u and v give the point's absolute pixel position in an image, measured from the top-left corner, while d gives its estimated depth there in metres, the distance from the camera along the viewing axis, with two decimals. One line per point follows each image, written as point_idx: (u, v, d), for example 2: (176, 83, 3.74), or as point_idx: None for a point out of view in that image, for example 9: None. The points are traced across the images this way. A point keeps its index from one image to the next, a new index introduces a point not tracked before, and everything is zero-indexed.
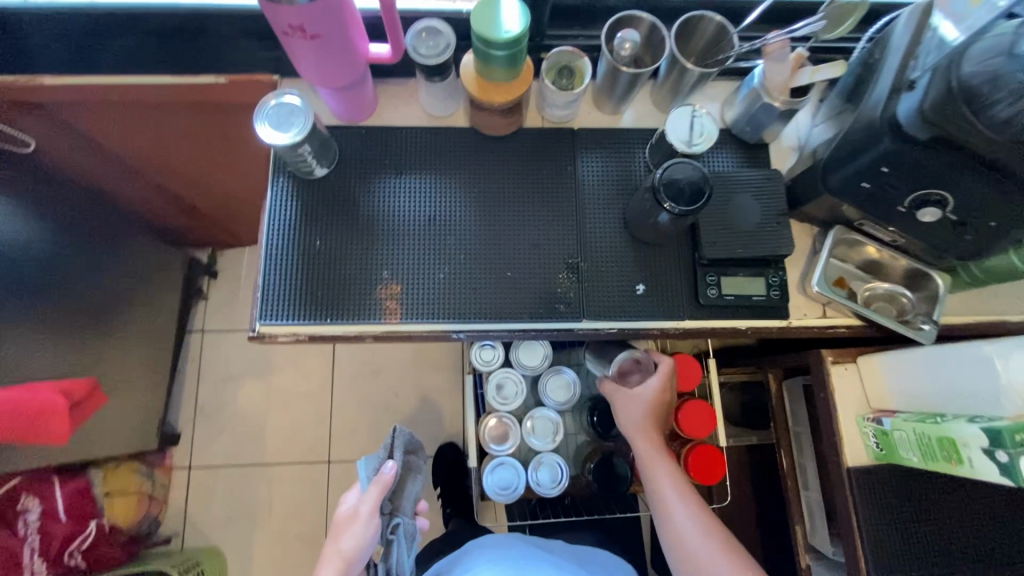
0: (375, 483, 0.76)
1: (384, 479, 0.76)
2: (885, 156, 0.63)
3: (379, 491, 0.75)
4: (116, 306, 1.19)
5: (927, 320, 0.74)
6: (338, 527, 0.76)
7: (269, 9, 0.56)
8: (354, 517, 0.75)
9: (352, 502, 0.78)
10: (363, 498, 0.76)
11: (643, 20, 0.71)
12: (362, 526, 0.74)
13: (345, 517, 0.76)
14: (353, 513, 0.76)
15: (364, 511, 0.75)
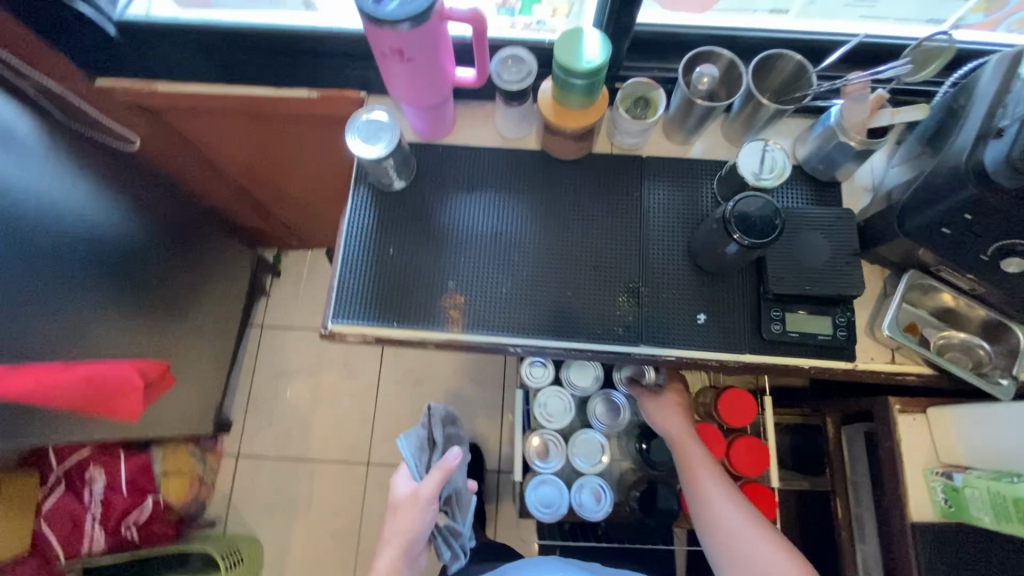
0: (434, 471, 0.85)
1: (444, 465, 0.85)
2: (969, 203, 0.62)
3: (440, 476, 0.84)
4: (192, 295, 1.27)
5: (1007, 375, 0.71)
6: (399, 504, 0.85)
7: (372, 32, 0.61)
8: (415, 498, 0.85)
9: (410, 482, 0.87)
10: (423, 485, 0.85)
11: (722, 56, 0.72)
12: (422, 505, 0.84)
13: (406, 494, 0.86)
14: (412, 494, 0.85)
15: (423, 496, 0.84)
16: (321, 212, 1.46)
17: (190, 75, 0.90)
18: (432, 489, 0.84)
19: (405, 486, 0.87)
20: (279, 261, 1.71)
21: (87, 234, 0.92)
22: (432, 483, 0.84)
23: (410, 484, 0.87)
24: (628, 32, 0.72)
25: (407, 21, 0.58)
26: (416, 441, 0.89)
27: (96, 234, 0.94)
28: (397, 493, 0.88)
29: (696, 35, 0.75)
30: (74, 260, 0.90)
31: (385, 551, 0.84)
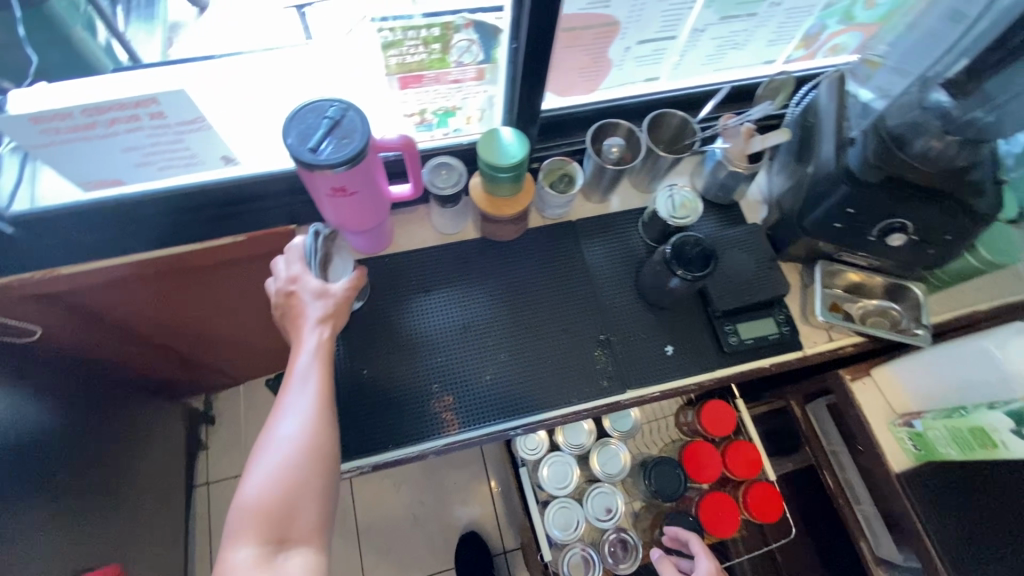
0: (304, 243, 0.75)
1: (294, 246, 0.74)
2: (848, 199, 0.75)
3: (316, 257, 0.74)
4: (127, 478, 1.13)
5: (919, 325, 0.83)
6: (296, 297, 0.71)
7: (310, 178, 0.62)
8: (299, 280, 0.71)
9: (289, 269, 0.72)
10: (292, 260, 0.73)
11: (620, 125, 0.84)
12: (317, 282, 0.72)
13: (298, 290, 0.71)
14: (296, 278, 0.72)
15: (304, 287, 0.71)
16: (250, 346, 1.37)
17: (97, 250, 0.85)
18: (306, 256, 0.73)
19: (315, 335, 0.68)
20: (211, 406, 1.58)
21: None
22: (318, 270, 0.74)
23: (298, 275, 0.72)
24: (535, 121, 0.79)
25: (343, 163, 0.61)
26: (296, 252, 0.73)
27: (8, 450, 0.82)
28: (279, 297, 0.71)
29: (590, 110, 0.85)
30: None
31: (314, 365, 0.66)
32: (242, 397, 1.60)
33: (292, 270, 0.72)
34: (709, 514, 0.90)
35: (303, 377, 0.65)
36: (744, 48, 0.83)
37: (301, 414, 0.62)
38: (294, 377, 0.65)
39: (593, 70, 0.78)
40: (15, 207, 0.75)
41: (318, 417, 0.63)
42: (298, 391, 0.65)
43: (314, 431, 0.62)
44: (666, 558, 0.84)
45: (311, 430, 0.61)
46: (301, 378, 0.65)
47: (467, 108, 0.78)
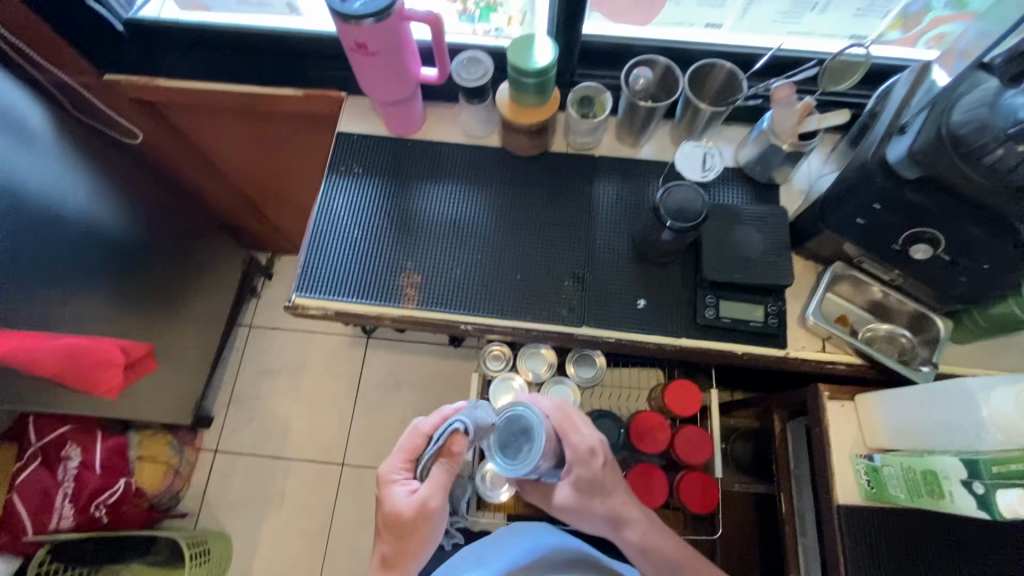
0: (430, 420, 0.76)
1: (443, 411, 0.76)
2: (877, 194, 0.67)
3: (438, 423, 0.75)
4: (184, 285, 1.32)
5: (927, 362, 0.74)
6: (411, 461, 0.75)
7: (341, 28, 0.69)
8: (419, 434, 0.75)
9: (401, 446, 0.76)
10: (411, 429, 0.77)
11: (658, 62, 0.80)
12: (427, 467, 0.73)
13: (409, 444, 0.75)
14: (417, 434, 0.76)
15: (421, 439, 0.76)
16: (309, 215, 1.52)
17: (191, 73, 1.00)
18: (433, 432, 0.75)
19: None
20: (272, 264, 1.77)
21: (80, 218, 0.99)
22: (427, 450, 0.73)
23: (410, 433, 0.77)
24: (577, 42, 0.81)
25: (371, 17, 0.67)
26: (413, 430, 0.77)
27: (89, 220, 1.01)
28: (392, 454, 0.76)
29: (640, 45, 0.83)
30: (69, 241, 0.97)
31: (414, 543, 0.72)
32: None
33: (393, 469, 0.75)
34: (637, 484, 0.89)
35: (399, 524, 0.72)
36: (823, 11, 0.76)
37: (388, 540, 0.74)
38: (384, 515, 0.72)
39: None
40: (144, 14, 0.96)
41: (401, 551, 0.73)
42: (399, 531, 0.72)
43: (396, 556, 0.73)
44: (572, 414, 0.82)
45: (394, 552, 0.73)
46: (405, 523, 0.72)
47: (508, 7, 0.82)
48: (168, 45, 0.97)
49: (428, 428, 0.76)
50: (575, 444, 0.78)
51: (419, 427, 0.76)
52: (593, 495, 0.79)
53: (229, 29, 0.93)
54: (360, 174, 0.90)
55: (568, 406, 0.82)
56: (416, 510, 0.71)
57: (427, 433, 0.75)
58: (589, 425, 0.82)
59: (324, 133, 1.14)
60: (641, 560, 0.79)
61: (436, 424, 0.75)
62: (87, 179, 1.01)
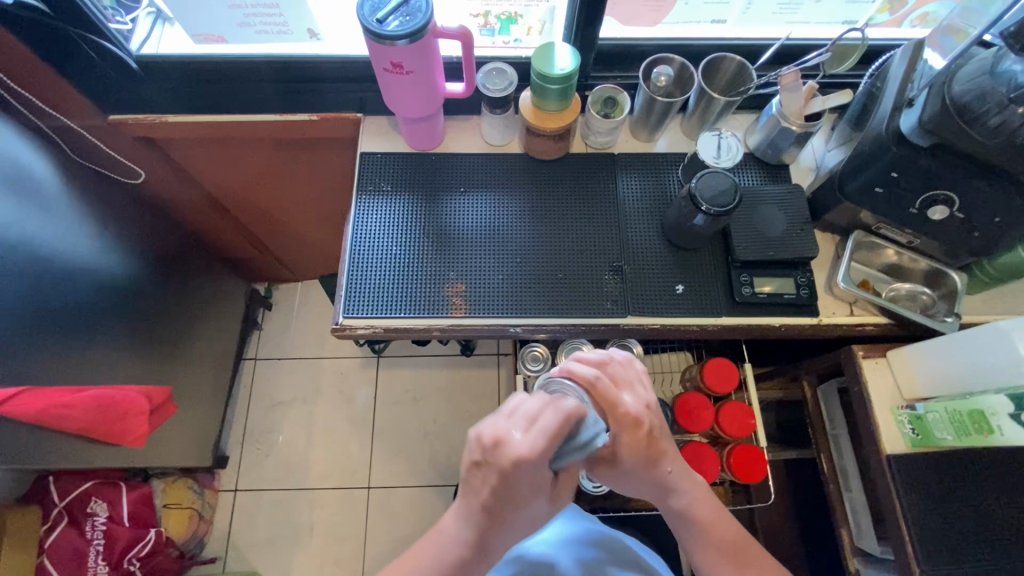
0: (544, 412, 0.55)
1: (561, 406, 0.55)
2: (893, 163, 0.72)
3: (556, 424, 0.54)
4: (192, 322, 1.28)
5: (951, 314, 0.81)
6: (513, 482, 0.54)
7: (375, 49, 0.70)
8: (525, 464, 0.52)
9: (499, 428, 0.55)
10: (517, 419, 0.55)
11: (674, 60, 0.85)
12: (538, 468, 0.54)
13: (509, 452, 0.53)
14: (519, 457, 0.52)
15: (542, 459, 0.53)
16: (310, 241, 1.49)
17: (201, 106, 0.99)
18: (545, 452, 0.53)
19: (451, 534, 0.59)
20: (271, 294, 1.73)
21: (92, 266, 0.97)
22: (552, 452, 0.54)
23: (510, 437, 0.53)
24: (593, 47, 0.85)
25: (405, 38, 0.68)
26: (522, 414, 0.55)
27: (102, 267, 0.99)
28: (482, 437, 0.55)
29: (649, 45, 0.88)
30: (86, 289, 0.95)
31: (510, 523, 0.58)
32: (298, 291, 1.74)
33: (499, 430, 0.55)
34: (689, 460, 0.92)
35: (500, 512, 0.57)
36: (820, 0, 0.82)
37: (471, 523, 0.58)
38: (483, 498, 0.56)
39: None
40: (144, 51, 0.93)
41: (488, 538, 0.58)
42: (494, 521, 0.57)
43: (478, 544, 0.58)
44: (615, 366, 0.70)
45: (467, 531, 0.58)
46: (500, 501, 0.56)
47: (528, 17, 0.86)
48: (174, 80, 0.95)
49: (536, 444, 0.53)
50: (616, 414, 0.66)
51: (521, 445, 0.53)
52: (641, 464, 0.67)
53: (241, 61, 0.92)
54: (389, 191, 0.91)
55: (615, 360, 0.71)
56: (522, 496, 0.56)
57: (543, 446, 0.53)
58: (642, 381, 0.70)
59: (333, 154, 1.13)
60: (683, 529, 0.71)
61: (551, 440, 0.53)
62: (94, 224, 0.98)
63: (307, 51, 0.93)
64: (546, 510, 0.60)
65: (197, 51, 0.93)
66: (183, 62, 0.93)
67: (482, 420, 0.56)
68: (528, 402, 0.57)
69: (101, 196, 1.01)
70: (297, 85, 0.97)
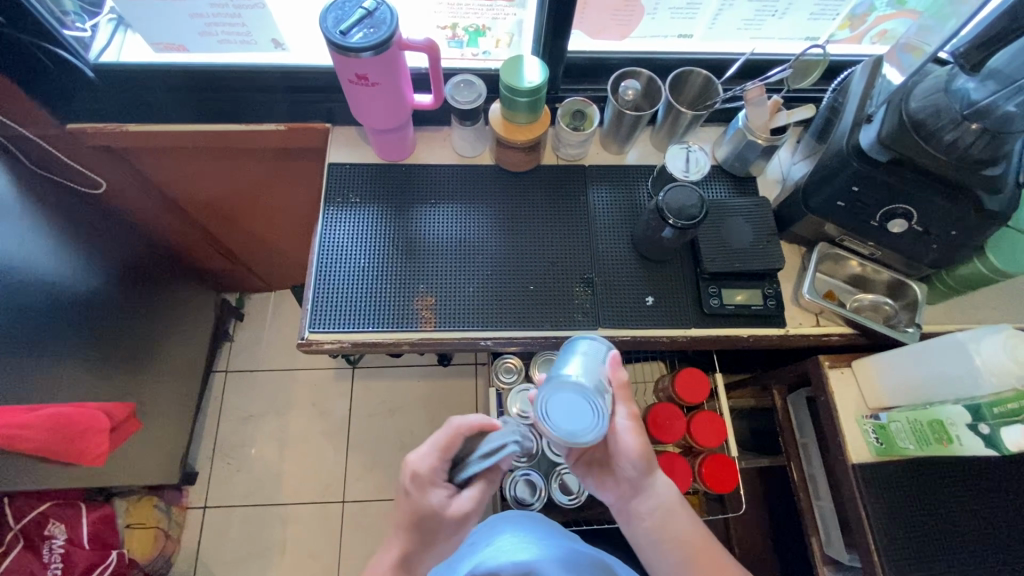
0: (442, 433, 0.69)
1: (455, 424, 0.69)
2: (854, 177, 0.73)
3: (446, 441, 0.68)
4: (158, 336, 1.24)
5: (912, 323, 0.82)
6: (421, 503, 0.65)
7: (339, 61, 0.69)
8: (428, 482, 0.66)
9: (413, 459, 0.67)
10: (426, 442, 0.69)
11: (642, 74, 0.87)
12: (441, 486, 0.66)
13: (411, 470, 0.67)
14: (424, 479, 0.66)
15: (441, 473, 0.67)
16: (281, 251, 1.46)
17: (164, 115, 0.96)
18: (440, 470, 0.67)
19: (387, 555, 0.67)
20: (242, 304, 1.69)
21: (49, 280, 0.93)
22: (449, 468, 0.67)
23: (415, 461, 0.67)
24: (562, 60, 0.86)
25: (370, 50, 0.67)
26: (429, 438, 0.69)
27: (60, 282, 0.95)
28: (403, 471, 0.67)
29: (618, 59, 0.89)
30: (42, 304, 0.92)
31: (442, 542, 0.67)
32: (271, 301, 1.71)
33: (414, 460, 0.67)
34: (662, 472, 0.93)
35: (427, 536, 0.66)
36: (784, 16, 0.83)
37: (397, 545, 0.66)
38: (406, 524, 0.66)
39: (626, 13, 0.82)
40: (103, 58, 0.90)
41: (419, 560, 0.67)
42: (427, 542, 0.66)
43: (412, 566, 0.67)
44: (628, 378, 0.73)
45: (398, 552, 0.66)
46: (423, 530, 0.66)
47: (496, 31, 0.86)
48: (135, 88, 0.93)
49: (433, 462, 0.67)
50: (631, 408, 0.68)
51: (419, 462, 0.66)
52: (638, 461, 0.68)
53: (205, 69, 0.91)
54: (358, 203, 0.90)
55: None
56: (439, 517, 0.66)
57: (438, 461, 0.67)
58: None
59: (302, 163, 1.11)
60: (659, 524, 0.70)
61: (442, 454, 0.67)
62: (51, 236, 0.95)
63: (275, 60, 0.92)
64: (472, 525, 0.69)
65: (159, 60, 0.91)
66: (145, 70, 0.91)
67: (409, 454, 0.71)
68: (432, 426, 0.70)
69: (59, 208, 0.97)
70: (263, 94, 0.95)
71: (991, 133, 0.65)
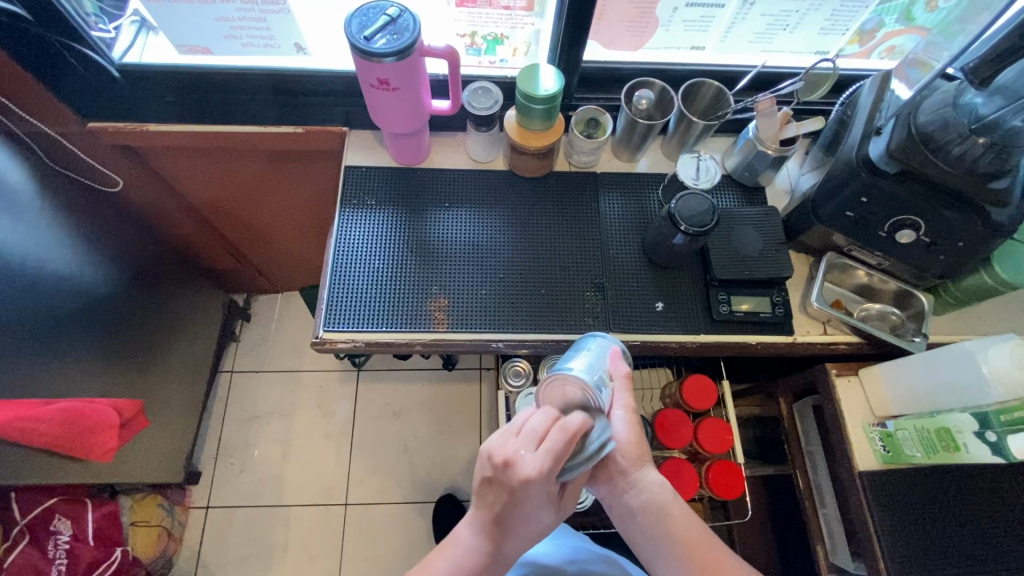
0: (548, 431, 0.56)
1: (569, 424, 0.57)
2: (863, 188, 0.75)
3: (564, 445, 0.55)
4: (168, 334, 1.25)
5: (918, 334, 0.83)
6: (517, 497, 0.57)
7: (362, 66, 0.71)
8: (532, 485, 0.54)
9: (507, 448, 0.56)
10: (524, 438, 0.56)
11: (655, 84, 0.89)
12: (544, 489, 0.56)
13: (519, 475, 0.54)
14: (527, 479, 0.54)
15: (549, 480, 0.55)
16: (291, 252, 1.47)
17: (183, 115, 0.98)
18: (550, 476, 0.55)
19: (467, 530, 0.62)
20: (250, 305, 1.70)
21: (66, 275, 0.95)
22: (557, 471, 0.56)
23: (519, 459, 0.55)
24: (577, 70, 0.88)
25: (392, 55, 0.69)
26: (530, 432, 0.56)
27: (75, 277, 0.96)
28: (492, 456, 0.56)
29: (631, 69, 0.91)
30: (59, 299, 0.93)
31: (521, 531, 0.61)
32: (278, 303, 1.72)
33: (507, 448, 0.56)
34: (669, 477, 0.93)
35: (510, 519, 0.59)
36: (795, 30, 0.85)
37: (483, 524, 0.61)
38: (495, 508, 0.59)
39: (641, 25, 0.84)
40: (126, 59, 0.92)
41: (501, 543, 0.61)
42: (503, 524, 0.60)
43: (493, 548, 0.61)
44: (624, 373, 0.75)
45: (483, 533, 0.61)
46: (509, 513, 0.59)
47: (514, 39, 0.88)
48: (156, 88, 0.95)
49: (543, 467, 0.54)
50: (628, 401, 0.70)
51: (531, 467, 0.54)
52: (628, 453, 0.68)
53: (226, 72, 0.93)
54: (373, 205, 0.91)
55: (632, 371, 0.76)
56: (532, 506, 0.58)
57: (548, 468, 0.55)
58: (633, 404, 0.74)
59: (316, 165, 1.13)
60: (649, 525, 0.68)
61: (554, 463, 0.55)
62: (68, 232, 0.96)
63: (295, 64, 0.94)
64: (552, 520, 0.63)
65: (181, 61, 0.93)
66: (167, 71, 0.93)
67: (492, 440, 0.58)
68: (536, 419, 0.57)
69: (76, 204, 0.99)
70: (281, 97, 0.97)
71: (999, 147, 0.66)
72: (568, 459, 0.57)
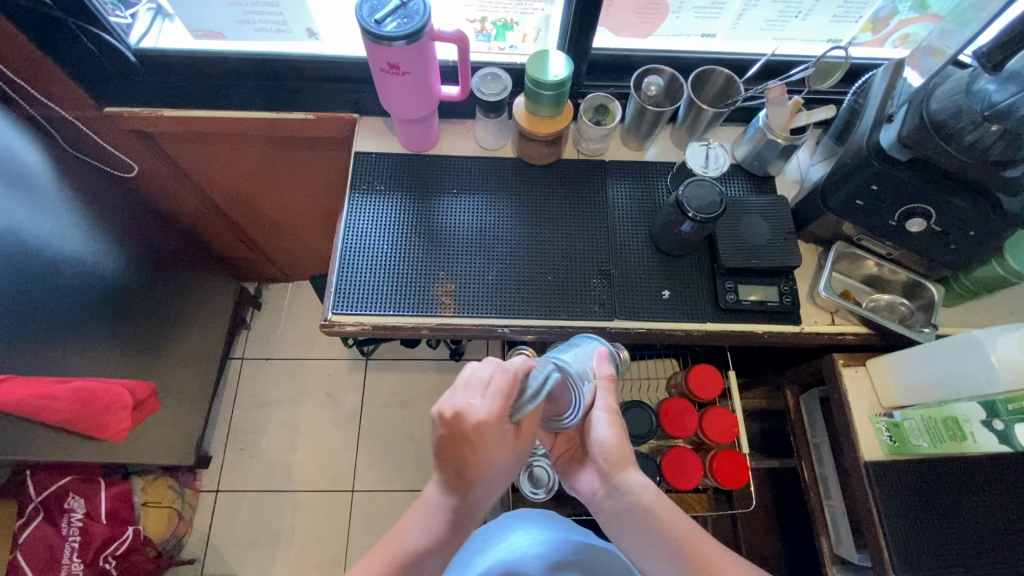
0: (494, 374, 0.57)
1: (508, 364, 0.58)
2: (874, 176, 0.74)
3: (505, 384, 0.57)
4: (180, 319, 1.27)
5: (928, 324, 0.83)
6: (471, 448, 0.56)
7: (372, 49, 0.71)
8: (485, 427, 0.55)
9: (457, 399, 0.56)
10: (472, 387, 0.56)
11: (665, 71, 0.88)
12: (499, 430, 0.56)
13: (471, 420, 0.55)
14: (479, 422, 0.55)
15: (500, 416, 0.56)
16: (301, 241, 1.49)
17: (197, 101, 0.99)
18: (501, 414, 0.55)
19: (437, 493, 0.60)
20: (260, 293, 1.72)
21: (83, 258, 0.97)
22: (509, 409, 0.57)
23: (470, 406, 0.55)
24: (586, 57, 0.88)
25: (402, 39, 0.69)
26: (476, 381, 0.57)
27: (91, 259, 0.98)
28: (443, 410, 0.56)
29: (640, 56, 0.91)
30: (75, 280, 0.95)
31: (485, 483, 0.59)
32: (288, 291, 1.73)
33: (456, 400, 0.56)
34: (673, 466, 0.93)
35: (469, 475, 0.58)
36: (806, 18, 0.85)
37: (449, 488, 0.59)
38: (456, 464, 0.57)
39: (651, 11, 0.84)
40: (142, 44, 0.94)
41: (471, 498, 0.59)
42: (468, 480, 0.58)
43: (462, 507, 0.60)
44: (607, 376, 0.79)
45: (449, 492, 0.59)
46: (469, 466, 0.57)
47: (523, 25, 0.88)
48: (171, 74, 0.96)
49: (493, 406, 0.55)
50: (609, 402, 0.72)
51: (480, 410, 0.55)
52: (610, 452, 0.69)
53: (239, 57, 0.94)
54: (381, 191, 0.92)
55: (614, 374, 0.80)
56: (489, 454, 0.57)
57: (499, 408, 0.56)
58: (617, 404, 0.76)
59: (326, 153, 1.14)
60: (630, 524, 0.67)
61: (504, 400, 0.56)
62: (83, 215, 0.98)
63: (307, 50, 0.95)
64: (518, 463, 0.61)
65: (196, 46, 0.94)
66: (182, 56, 0.94)
67: (439, 398, 0.57)
68: (480, 366, 0.58)
69: (91, 187, 1.00)
70: (293, 83, 0.98)
71: (1011, 135, 0.66)
72: (518, 398, 0.58)
